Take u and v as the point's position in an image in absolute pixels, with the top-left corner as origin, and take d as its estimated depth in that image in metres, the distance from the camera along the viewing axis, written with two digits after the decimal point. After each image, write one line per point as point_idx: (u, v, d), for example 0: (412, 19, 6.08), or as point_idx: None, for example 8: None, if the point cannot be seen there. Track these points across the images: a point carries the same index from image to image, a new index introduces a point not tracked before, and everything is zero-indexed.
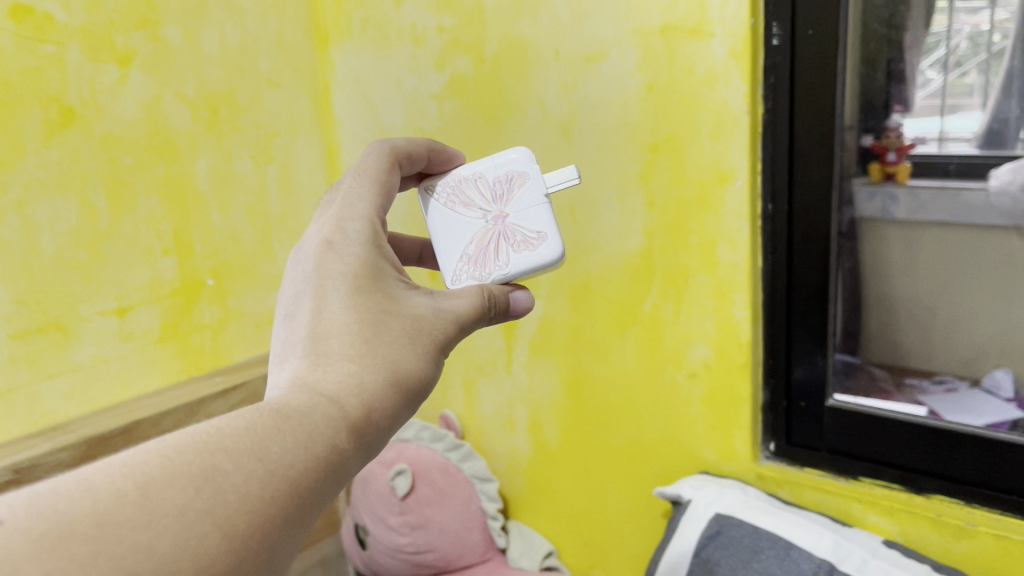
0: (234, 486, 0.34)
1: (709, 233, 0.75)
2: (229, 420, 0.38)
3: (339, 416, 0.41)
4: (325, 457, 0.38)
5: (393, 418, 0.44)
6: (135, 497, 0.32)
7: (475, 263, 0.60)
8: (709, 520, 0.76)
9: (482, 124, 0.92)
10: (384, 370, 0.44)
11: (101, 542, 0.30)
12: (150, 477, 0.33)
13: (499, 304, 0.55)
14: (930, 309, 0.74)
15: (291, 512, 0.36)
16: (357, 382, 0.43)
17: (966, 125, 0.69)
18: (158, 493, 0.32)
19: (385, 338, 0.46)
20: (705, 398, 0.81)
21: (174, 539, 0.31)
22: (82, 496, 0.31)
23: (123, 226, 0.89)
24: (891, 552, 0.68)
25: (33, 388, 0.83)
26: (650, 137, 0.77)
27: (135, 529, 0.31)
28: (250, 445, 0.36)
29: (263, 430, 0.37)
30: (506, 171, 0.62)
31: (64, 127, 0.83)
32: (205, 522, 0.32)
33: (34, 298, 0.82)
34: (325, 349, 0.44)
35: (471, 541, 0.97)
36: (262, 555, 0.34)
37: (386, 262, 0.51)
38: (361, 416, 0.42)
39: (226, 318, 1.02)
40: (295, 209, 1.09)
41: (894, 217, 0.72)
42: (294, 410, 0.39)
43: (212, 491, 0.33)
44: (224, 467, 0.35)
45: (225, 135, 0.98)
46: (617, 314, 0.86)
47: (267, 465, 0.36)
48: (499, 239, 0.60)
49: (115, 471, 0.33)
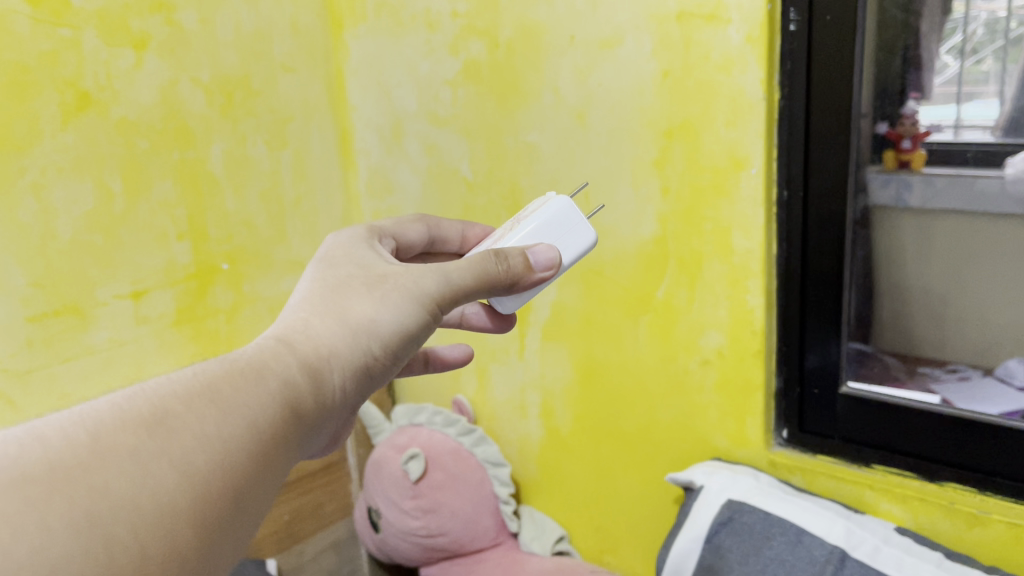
0: (188, 425, 0.33)
1: (723, 220, 0.75)
2: (181, 372, 0.37)
3: (293, 363, 0.40)
4: (277, 398, 0.38)
5: (363, 368, 0.43)
6: (88, 442, 0.31)
7: (494, 241, 0.58)
8: (720, 507, 0.76)
9: (497, 109, 0.92)
10: (347, 322, 0.44)
11: (55, 484, 0.29)
12: (102, 424, 0.32)
13: (515, 272, 0.50)
14: (942, 298, 0.73)
15: (251, 451, 0.35)
16: (315, 337, 0.43)
17: (982, 113, 0.66)
18: (111, 437, 0.31)
19: (348, 298, 0.46)
20: (718, 385, 0.81)
21: (130, 479, 0.30)
22: (32, 444, 0.30)
23: (138, 211, 0.89)
24: (903, 539, 0.68)
25: (50, 370, 0.84)
26: (664, 124, 0.77)
27: (90, 471, 0.30)
28: (199, 388, 0.36)
29: (215, 374, 0.37)
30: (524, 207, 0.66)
31: (80, 111, 0.83)
32: (161, 460, 0.31)
33: (51, 281, 0.83)
34: (288, 317, 0.45)
35: (482, 525, 0.97)
36: (225, 491, 0.33)
37: (358, 249, 0.52)
38: (315, 363, 0.41)
39: (241, 302, 1.02)
40: (309, 194, 1.09)
41: (908, 205, 0.71)
42: (250, 358, 0.39)
43: (166, 431, 0.32)
44: (177, 410, 0.34)
45: (239, 119, 0.98)
46: (630, 301, 0.86)
47: (218, 404, 0.35)
48: (511, 225, 0.58)
49: (66, 422, 0.32)
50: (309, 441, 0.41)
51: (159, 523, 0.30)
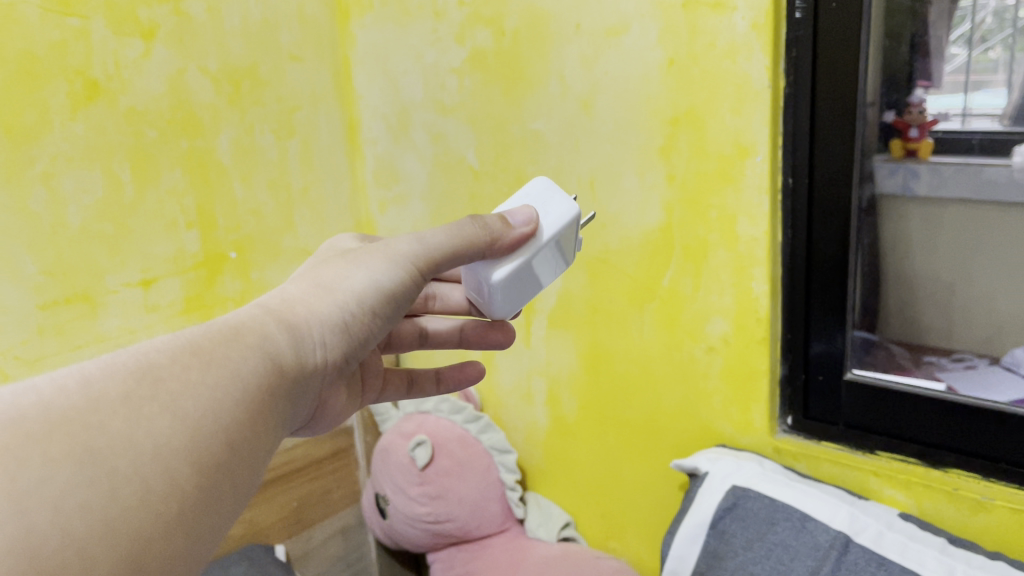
0: (174, 374, 0.34)
1: (729, 207, 0.75)
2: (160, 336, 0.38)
3: (273, 322, 0.41)
4: (258, 351, 0.39)
5: (349, 329, 0.44)
6: (80, 390, 0.31)
7: None
8: (725, 492, 0.77)
9: (503, 98, 0.93)
10: (327, 287, 0.45)
11: (54, 425, 0.30)
12: (91, 374, 0.33)
13: (490, 238, 0.49)
14: (950, 287, 0.73)
15: (239, 400, 0.36)
16: (296, 301, 0.43)
17: (990, 101, 0.65)
18: (101, 386, 0.32)
19: (326, 269, 0.46)
20: (723, 372, 0.81)
21: (125, 421, 0.31)
22: (27, 393, 0.31)
23: (147, 199, 0.90)
24: (907, 525, 0.69)
25: (62, 357, 0.85)
26: (670, 112, 0.77)
27: (85, 413, 0.30)
28: (180, 344, 0.36)
29: (195, 332, 0.38)
30: None
31: (89, 100, 0.84)
32: (151, 406, 0.32)
33: (62, 270, 0.84)
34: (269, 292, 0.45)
35: (488, 512, 0.98)
36: (217, 436, 0.34)
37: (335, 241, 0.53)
38: (294, 322, 0.42)
39: (250, 291, 1.03)
40: (317, 183, 1.09)
41: (914, 193, 0.71)
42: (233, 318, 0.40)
43: (152, 381, 0.33)
44: (161, 362, 0.34)
45: (247, 108, 0.99)
46: (636, 289, 0.86)
47: (201, 355, 0.36)
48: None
49: (55, 376, 0.32)
50: (294, 398, 0.41)
51: (156, 461, 0.31)
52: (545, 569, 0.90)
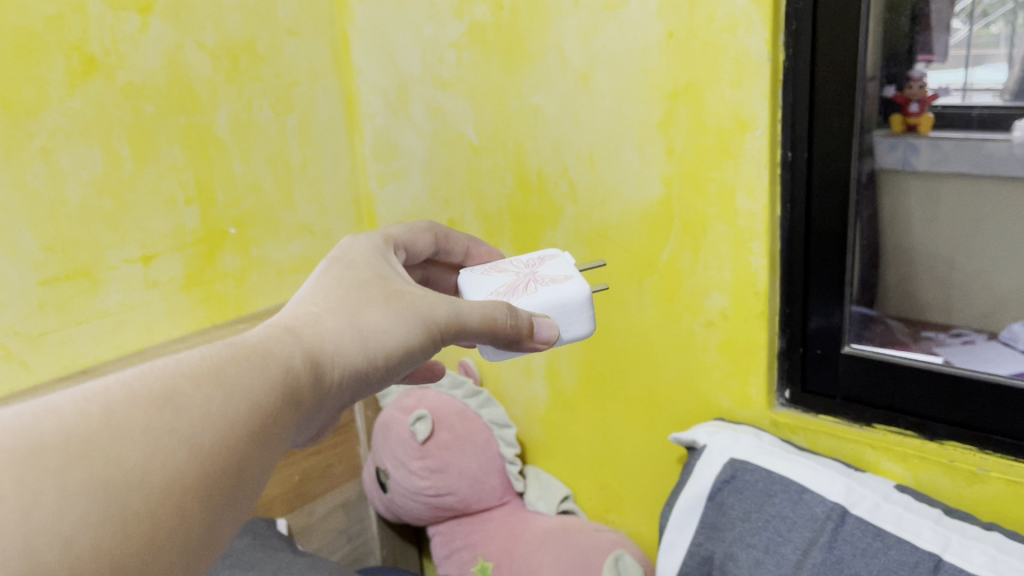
0: (196, 405, 0.34)
1: (728, 181, 0.76)
2: (192, 349, 0.38)
3: (297, 354, 0.41)
4: (280, 386, 0.39)
5: (364, 371, 0.44)
6: (101, 417, 0.32)
7: (502, 295, 0.59)
8: (723, 465, 0.77)
9: (502, 73, 0.92)
10: (356, 324, 0.45)
11: (72, 457, 0.30)
12: (113, 399, 0.33)
13: (523, 330, 0.52)
14: (949, 261, 0.73)
15: (254, 436, 0.36)
16: (319, 334, 0.44)
17: (991, 76, 0.65)
18: (121, 412, 0.32)
19: (361, 303, 0.47)
20: (721, 346, 0.82)
21: (141, 452, 0.31)
22: (48, 419, 0.31)
23: (146, 175, 0.90)
24: (903, 496, 0.70)
25: (63, 333, 0.85)
26: (669, 86, 0.77)
27: (103, 443, 0.31)
28: (209, 369, 0.37)
29: (225, 359, 0.38)
30: (538, 255, 0.66)
31: (87, 76, 0.84)
32: (171, 438, 0.33)
33: (62, 246, 0.84)
34: (298, 309, 0.46)
35: (489, 485, 0.99)
36: (228, 475, 0.34)
37: (374, 258, 0.53)
38: (320, 358, 0.42)
39: (250, 267, 1.03)
40: (315, 159, 1.09)
41: (915, 168, 0.71)
42: (260, 347, 0.40)
43: (175, 410, 0.34)
44: (186, 390, 0.35)
45: (245, 83, 0.98)
46: (635, 263, 0.86)
47: (227, 386, 0.36)
48: (528, 282, 0.60)
49: (78, 397, 0.33)
50: (302, 431, 0.42)
51: (167, 496, 0.31)
52: (545, 542, 0.91)
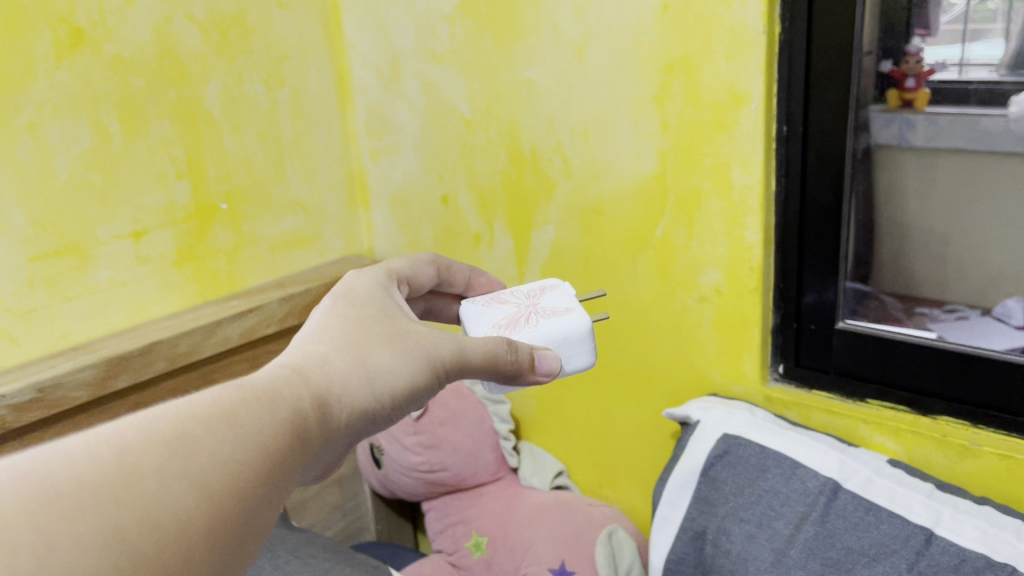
0: (207, 449, 0.34)
1: (722, 156, 0.75)
2: (202, 391, 0.38)
3: (306, 395, 0.41)
4: (291, 427, 0.38)
5: (370, 410, 0.44)
6: (114, 460, 0.32)
7: (505, 327, 0.60)
8: (716, 440, 0.77)
9: (495, 46, 0.91)
10: (364, 363, 0.45)
11: (86, 500, 0.30)
12: (125, 441, 0.33)
13: (523, 364, 0.53)
14: (944, 238, 0.73)
15: (264, 478, 0.36)
16: (326, 374, 0.43)
17: (988, 52, 0.64)
18: (133, 456, 0.32)
19: (368, 341, 0.47)
20: (715, 321, 0.81)
21: (154, 497, 0.31)
22: (59, 462, 0.31)
23: (136, 150, 0.89)
24: (895, 471, 0.70)
25: (53, 310, 0.85)
26: (664, 59, 0.76)
27: (116, 487, 0.31)
28: (220, 411, 0.36)
29: (237, 399, 0.37)
30: (537, 284, 0.67)
31: (74, 49, 0.82)
32: (181, 483, 0.32)
33: (51, 221, 0.83)
34: (304, 347, 0.45)
35: (483, 460, 0.98)
36: (237, 519, 0.34)
37: (376, 294, 0.53)
38: (330, 397, 0.42)
39: (241, 243, 1.02)
40: (307, 134, 1.07)
41: (911, 144, 0.71)
42: (270, 387, 0.39)
43: (185, 455, 0.33)
44: (197, 433, 0.34)
45: (235, 57, 0.97)
46: (629, 239, 0.86)
47: (238, 429, 0.36)
48: (529, 314, 0.61)
49: (91, 439, 0.32)
50: (313, 474, 0.42)
51: (179, 543, 0.31)
52: (539, 517, 0.92)
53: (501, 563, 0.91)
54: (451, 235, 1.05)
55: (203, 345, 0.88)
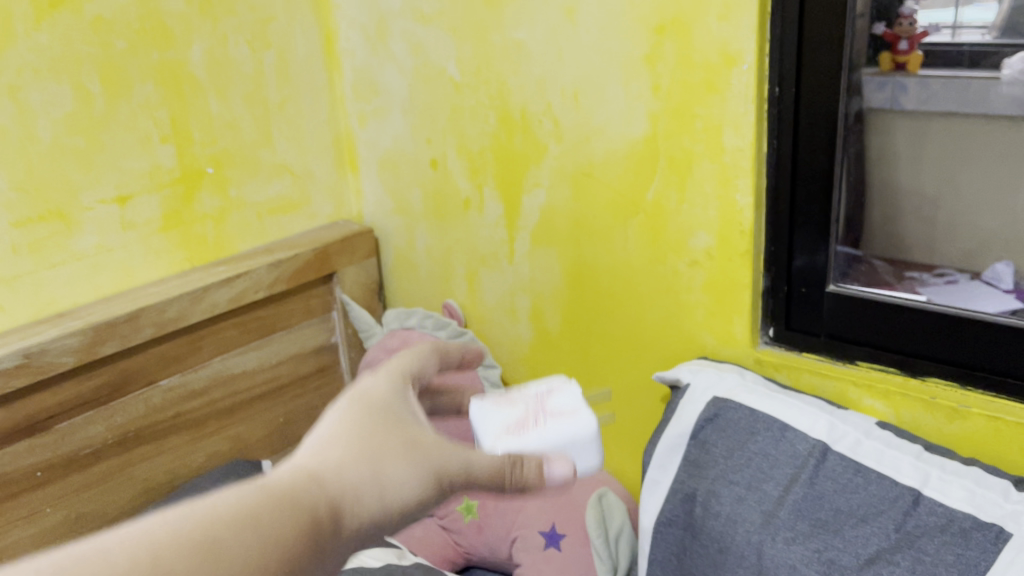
0: (223, 551, 0.38)
1: (714, 117, 0.74)
2: (223, 492, 0.42)
3: (319, 502, 0.44)
4: (300, 535, 0.42)
5: (380, 517, 0.47)
6: (144, 559, 0.35)
7: (512, 430, 0.66)
8: (706, 403, 0.78)
9: (484, 7, 0.90)
10: (376, 477, 0.48)
11: None
12: (156, 544, 0.36)
13: (535, 482, 0.55)
14: (934, 202, 0.72)
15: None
16: (341, 482, 0.46)
17: (981, 15, 0.64)
18: (161, 557, 0.36)
19: (386, 449, 0.50)
20: (706, 285, 0.81)
21: None
22: (94, 557, 0.35)
23: (119, 114, 0.87)
24: (884, 432, 0.70)
25: (38, 276, 0.84)
26: (656, 19, 0.75)
27: None
28: (239, 516, 0.40)
29: (255, 505, 0.41)
30: (542, 382, 0.73)
31: (54, 9, 0.80)
32: None
33: (34, 186, 0.82)
34: (322, 451, 0.48)
35: (473, 424, 0.98)
36: None
37: (401, 388, 0.56)
38: (341, 507, 0.45)
39: (229, 208, 1.01)
40: (294, 97, 1.05)
41: (903, 107, 0.70)
42: (287, 494, 0.43)
43: (206, 560, 0.37)
44: (216, 538, 0.38)
45: (220, 18, 0.95)
46: (620, 203, 0.85)
47: (251, 533, 0.40)
48: (535, 419, 0.68)
49: (124, 537, 0.36)
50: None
51: None
52: None
53: (493, 529, 0.93)
54: (440, 200, 1.04)
55: (191, 311, 0.87)
